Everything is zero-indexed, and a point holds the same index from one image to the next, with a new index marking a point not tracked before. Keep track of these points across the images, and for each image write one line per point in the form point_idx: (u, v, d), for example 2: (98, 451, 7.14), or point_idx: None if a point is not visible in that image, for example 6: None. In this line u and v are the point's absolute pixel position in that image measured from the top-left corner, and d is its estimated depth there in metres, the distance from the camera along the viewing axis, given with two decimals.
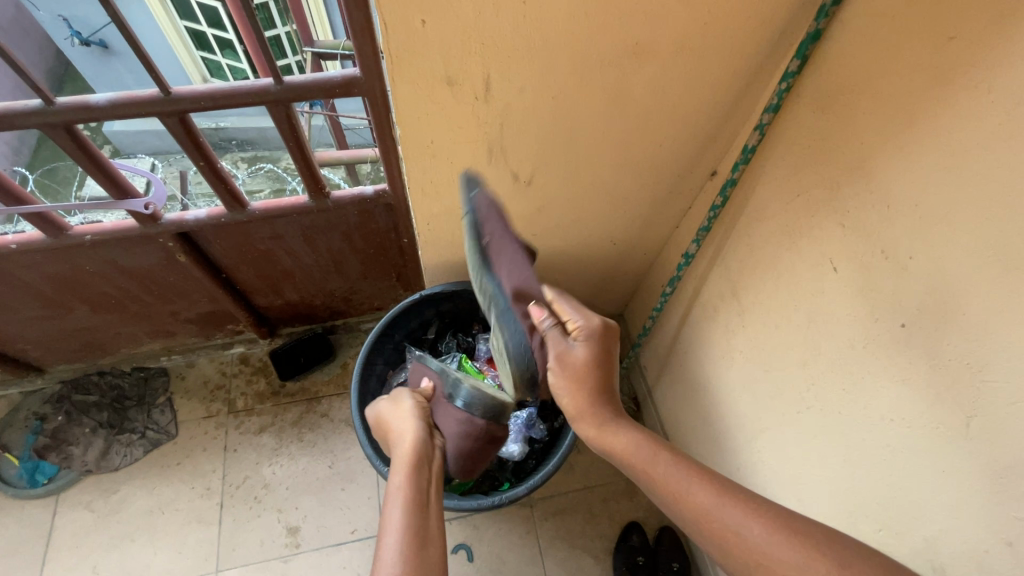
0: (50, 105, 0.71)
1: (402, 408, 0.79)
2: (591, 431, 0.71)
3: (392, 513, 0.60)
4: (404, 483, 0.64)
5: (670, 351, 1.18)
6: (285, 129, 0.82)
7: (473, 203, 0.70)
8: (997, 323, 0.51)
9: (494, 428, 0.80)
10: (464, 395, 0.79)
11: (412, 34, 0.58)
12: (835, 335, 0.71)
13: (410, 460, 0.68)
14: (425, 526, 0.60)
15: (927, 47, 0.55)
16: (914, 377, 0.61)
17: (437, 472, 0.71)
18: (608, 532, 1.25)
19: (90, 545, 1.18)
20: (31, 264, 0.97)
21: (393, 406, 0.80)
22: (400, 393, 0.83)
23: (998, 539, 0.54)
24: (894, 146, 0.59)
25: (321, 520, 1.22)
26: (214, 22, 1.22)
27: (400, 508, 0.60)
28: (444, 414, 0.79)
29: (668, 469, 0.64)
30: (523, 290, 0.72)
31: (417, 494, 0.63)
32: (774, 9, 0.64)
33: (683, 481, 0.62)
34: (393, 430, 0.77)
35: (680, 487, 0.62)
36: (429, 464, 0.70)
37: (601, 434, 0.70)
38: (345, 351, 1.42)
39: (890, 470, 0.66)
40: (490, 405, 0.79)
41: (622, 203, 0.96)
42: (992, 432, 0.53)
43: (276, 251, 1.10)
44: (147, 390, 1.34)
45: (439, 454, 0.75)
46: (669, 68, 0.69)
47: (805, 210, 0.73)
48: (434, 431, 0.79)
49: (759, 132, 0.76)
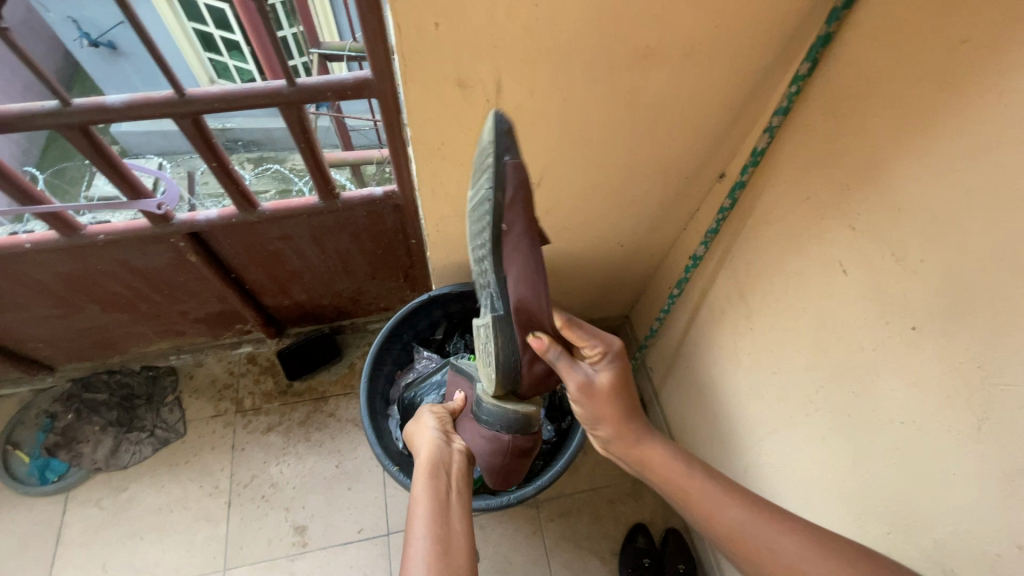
0: (66, 106, 0.72)
1: (422, 425, 0.79)
2: (625, 451, 0.69)
3: (416, 525, 0.61)
4: (424, 492, 0.65)
5: (677, 353, 1.19)
6: (296, 131, 0.83)
7: (498, 175, 0.57)
8: (1008, 326, 0.51)
9: (523, 441, 0.80)
10: (487, 417, 0.79)
11: (424, 37, 0.59)
12: (844, 338, 0.71)
13: (428, 468, 0.69)
14: (449, 534, 0.60)
15: (937, 51, 0.55)
16: (925, 380, 0.61)
17: (459, 474, 0.71)
18: (614, 534, 1.25)
19: (99, 542, 1.19)
20: (44, 263, 0.98)
21: (417, 426, 0.80)
22: (425, 411, 0.84)
23: (1009, 543, 0.54)
24: (904, 149, 0.60)
25: (327, 519, 1.22)
26: (222, 24, 1.23)
27: (422, 519, 0.61)
28: (470, 432, 0.82)
29: (708, 492, 0.62)
30: (530, 308, 0.62)
31: (439, 502, 0.64)
32: (784, 12, 0.65)
33: (719, 502, 0.61)
34: (416, 441, 0.77)
35: (715, 508, 0.61)
36: (450, 469, 0.70)
37: (636, 452, 0.68)
38: (352, 351, 1.43)
39: (900, 473, 0.65)
40: (514, 420, 0.79)
41: (630, 206, 0.96)
42: (1003, 435, 0.53)
43: (286, 252, 1.11)
44: (156, 389, 1.35)
45: (462, 456, 0.75)
46: (678, 70, 0.70)
47: (815, 213, 0.73)
48: (453, 435, 0.79)
49: (768, 135, 0.77)
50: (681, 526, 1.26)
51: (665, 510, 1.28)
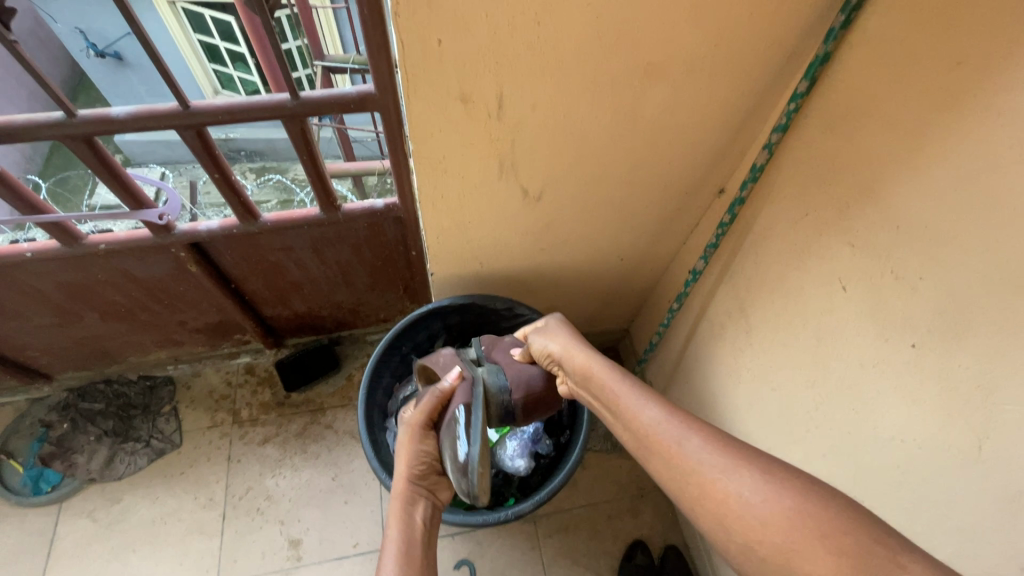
0: (71, 117, 0.72)
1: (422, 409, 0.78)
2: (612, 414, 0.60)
3: (388, 559, 0.67)
4: (395, 533, 0.70)
5: (666, 389, 1.25)
6: (299, 143, 0.84)
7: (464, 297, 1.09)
8: (1008, 346, 0.51)
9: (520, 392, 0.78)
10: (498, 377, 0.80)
11: (428, 53, 0.59)
12: (843, 355, 0.71)
13: (402, 511, 0.73)
14: (416, 532, 0.72)
15: (935, 73, 0.55)
16: (924, 399, 0.61)
17: (422, 537, 0.72)
18: (613, 551, 1.24)
19: (91, 555, 1.18)
20: (45, 273, 0.98)
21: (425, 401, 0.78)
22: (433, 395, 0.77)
23: (1013, 565, 0.53)
24: (901, 169, 0.60)
25: (323, 533, 1.21)
26: (227, 36, 1.24)
27: (394, 532, 0.71)
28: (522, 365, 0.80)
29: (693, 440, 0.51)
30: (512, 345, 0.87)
31: (411, 549, 0.68)
32: (783, 30, 0.65)
33: None
34: (405, 434, 0.78)
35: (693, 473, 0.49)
36: (415, 532, 0.72)
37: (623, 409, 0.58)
38: (350, 362, 1.42)
39: (901, 492, 0.65)
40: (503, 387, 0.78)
41: (631, 220, 0.96)
42: (1004, 455, 0.53)
43: (287, 263, 1.11)
44: (153, 399, 1.34)
45: (421, 527, 0.73)
46: (679, 88, 0.70)
47: (813, 230, 0.73)
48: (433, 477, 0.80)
49: (766, 152, 0.77)
50: (680, 543, 1.25)
51: (665, 527, 1.27)
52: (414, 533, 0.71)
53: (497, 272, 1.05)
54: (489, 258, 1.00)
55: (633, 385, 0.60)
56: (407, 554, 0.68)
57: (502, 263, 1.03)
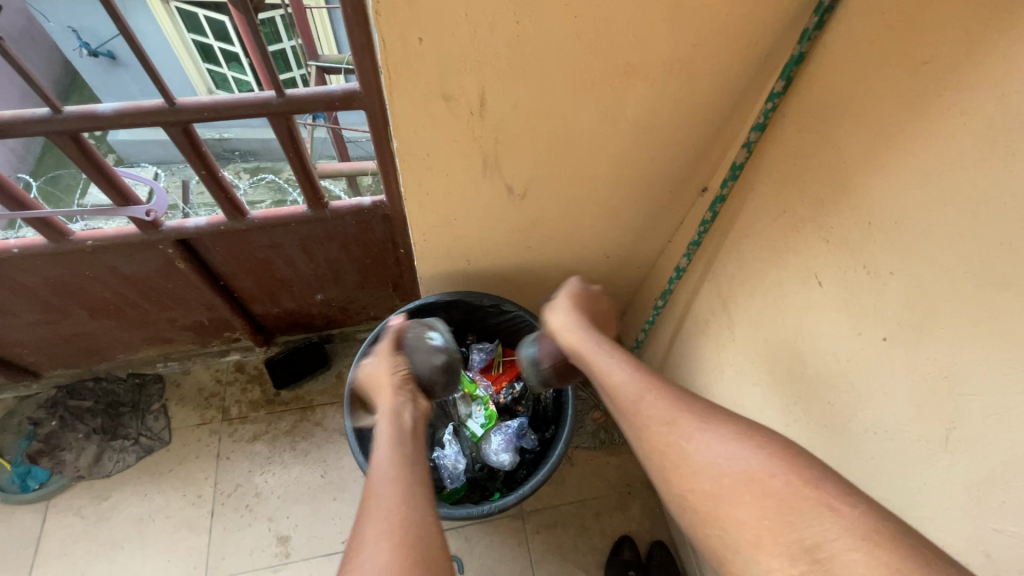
0: (57, 113, 0.73)
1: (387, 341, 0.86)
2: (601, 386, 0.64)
3: (381, 443, 0.63)
4: (385, 422, 0.67)
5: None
6: (286, 141, 0.85)
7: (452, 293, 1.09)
8: (973, 339, 0.53)
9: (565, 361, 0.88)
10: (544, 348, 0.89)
11: (409, 51, 0.60)
12: (819, 350, 0.72)
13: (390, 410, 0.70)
14: (410, 431, 0.67)
15: (903, 74, 0.57)
16: (893, 392, 0.62)
17: (415, 433, 0.67)
18: (601, 546, 1.25)
19: (80, 552, 1.18)
20: (32, 269, 0.98)
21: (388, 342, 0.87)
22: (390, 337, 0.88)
23: (977, 550, 0.55)
24: (872, 167, 0.62)
25: (312, 529, 1.22)
26: (221, 35, 1.24)
27: (385, 422, 0.67)
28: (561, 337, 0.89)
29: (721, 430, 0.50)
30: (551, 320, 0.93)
31: (404, 435, 0.65)
32: (758, 31, 0.67)
33: None
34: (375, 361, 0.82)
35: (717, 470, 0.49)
36: (406, 425, 0.68)
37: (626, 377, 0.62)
38: (339, 360, 1.42)
39: (873, 484, 0.66)
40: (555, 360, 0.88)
41: (616, 217, 0.98)
42: (969, 445, 0.54)
43: (275, 260, 1.11)
44: (142, 397, 1.34)
45: (409, 423, 0.68)
46: (659, 88, 0.72)
47: (791, 227, 0.75)
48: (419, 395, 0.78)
49: (745, 150, 0.79)
50: (666, 538, 1.26)
51: (652, 522, 1.28)
52: (405, 426, 0.67)
53: (485, 270, 1.07)
54: (475, 256, 1.01)
55: (621, 357, 0.65)
56: (399, 440, 0.63)
57: (490, 261, 1.04)
